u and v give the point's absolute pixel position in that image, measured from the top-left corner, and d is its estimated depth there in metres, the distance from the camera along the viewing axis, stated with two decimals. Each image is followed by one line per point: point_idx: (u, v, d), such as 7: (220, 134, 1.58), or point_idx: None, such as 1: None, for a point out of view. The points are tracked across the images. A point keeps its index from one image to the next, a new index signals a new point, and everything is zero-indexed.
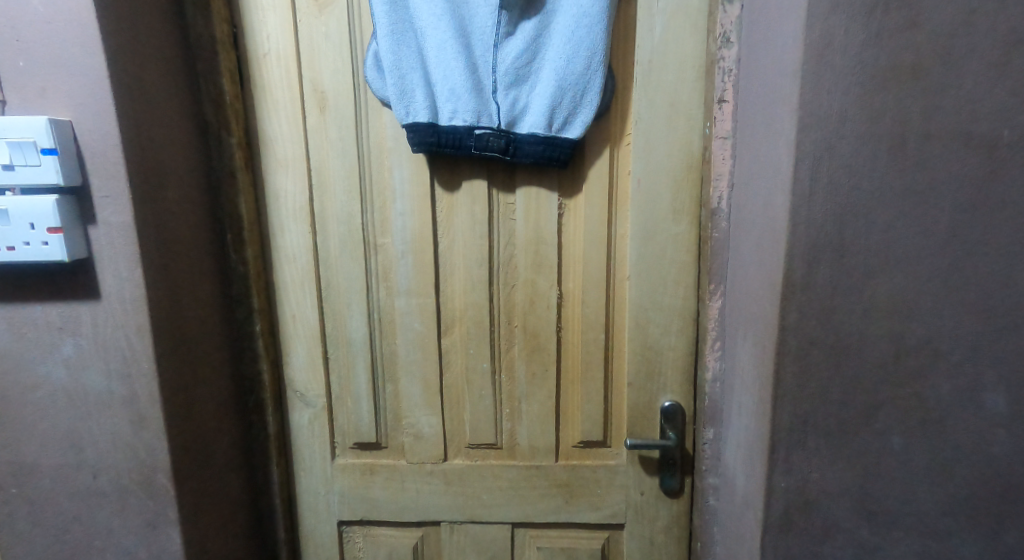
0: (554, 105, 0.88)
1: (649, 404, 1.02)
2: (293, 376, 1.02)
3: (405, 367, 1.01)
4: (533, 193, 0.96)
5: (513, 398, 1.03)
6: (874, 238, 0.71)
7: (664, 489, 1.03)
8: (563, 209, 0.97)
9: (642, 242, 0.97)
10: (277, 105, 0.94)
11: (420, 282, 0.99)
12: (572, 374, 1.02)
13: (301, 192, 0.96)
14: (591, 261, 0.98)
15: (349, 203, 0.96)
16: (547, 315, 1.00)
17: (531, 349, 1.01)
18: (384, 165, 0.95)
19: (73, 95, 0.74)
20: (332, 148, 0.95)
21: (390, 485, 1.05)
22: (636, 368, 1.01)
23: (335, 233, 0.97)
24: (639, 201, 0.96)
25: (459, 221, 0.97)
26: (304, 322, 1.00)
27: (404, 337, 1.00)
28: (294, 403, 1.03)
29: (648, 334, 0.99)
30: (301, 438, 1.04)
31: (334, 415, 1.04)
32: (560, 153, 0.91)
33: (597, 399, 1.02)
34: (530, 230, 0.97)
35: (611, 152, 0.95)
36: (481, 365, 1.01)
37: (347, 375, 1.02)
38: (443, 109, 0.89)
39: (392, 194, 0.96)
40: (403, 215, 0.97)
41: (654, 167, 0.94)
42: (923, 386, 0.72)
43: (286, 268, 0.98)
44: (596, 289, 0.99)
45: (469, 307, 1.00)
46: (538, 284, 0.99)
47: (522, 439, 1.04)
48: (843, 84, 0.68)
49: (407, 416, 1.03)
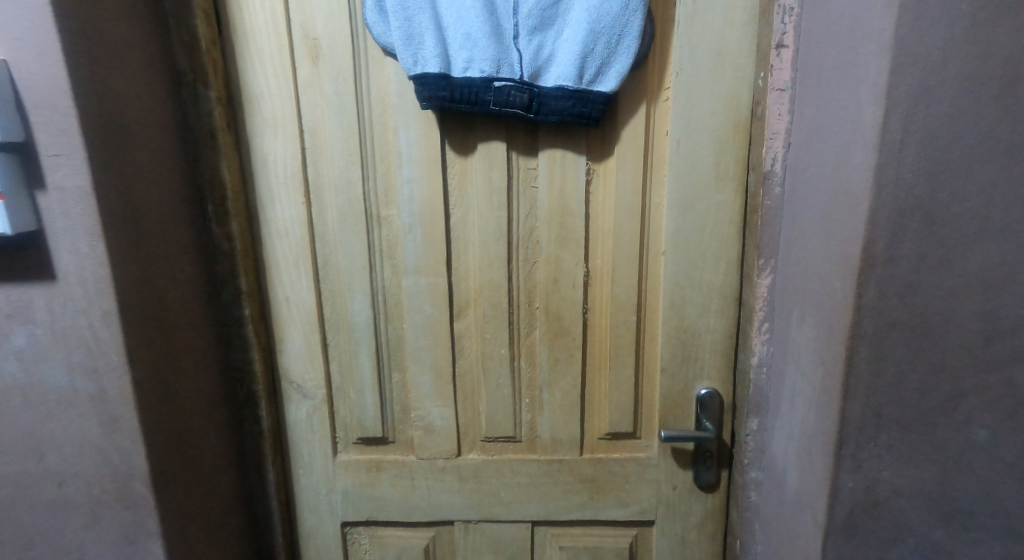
0: (586, 52, 0.76)
1: (684, 391, 0.93)
2: (288, 365, 0.91)
3: (415, 353, 0.92)
4: (557, 156, 0.85)
5: (534, 386, 0.94)
6: (972, 201, 0.60)
7: (698, 483, 0.95)
8: (591, 175, 0.86)
9: (679, 213, 0.86)
10: (262, 56, 0.81)
11: (430, 260, 0.88)
12: (599, 360, 0.93)
13: (293, 158, 0.84)
14: (624, 234, 0.87)
15: (348, 169, 0.84)
16: (572, 295, 0.89)
17: (555, 333, 0.91)
18: (388, 125, 0.83)
19: (8, 29, 0.62)
20: (328, 107, 0.82)
21: (398, 482, 0.96)
22: (670, 352, 0.91)
23: (333, 205, 0.86)
24: (678, 166, 0.84)
25: (474, 190, 0.86)
26: (300, 306, 0.89)
27: (413, 321, 0.91)
28: (290, 395, 0.92)
29: (684, 315, 0.90)
30: (298, 433, 0.94)
31: (335, 407, 0.94)
32: (592, 110, 0.79)
33: (627, 387, 0.93)
34: (555, 199, 0.86)
35: (648, 109, 0.83)
36: (498, 351, 0.92)
37: (349, 362, 0.92)
38: (457, 58, 0.77)
39: (397, 159, 0.84)
40: (411, 183, 0.85)
41: (696, 127, 0.83)
42: (1018, 372, 0.61)
43: (278, 244, 0.87)
44: (628, 267, 0.88)
45: (486, 287, 0.89)
46: (563, 261, 0.88)
47: (544, 431, 0.95)
48: (948, 14, 0.57)
49: (416, 407, 0.94)
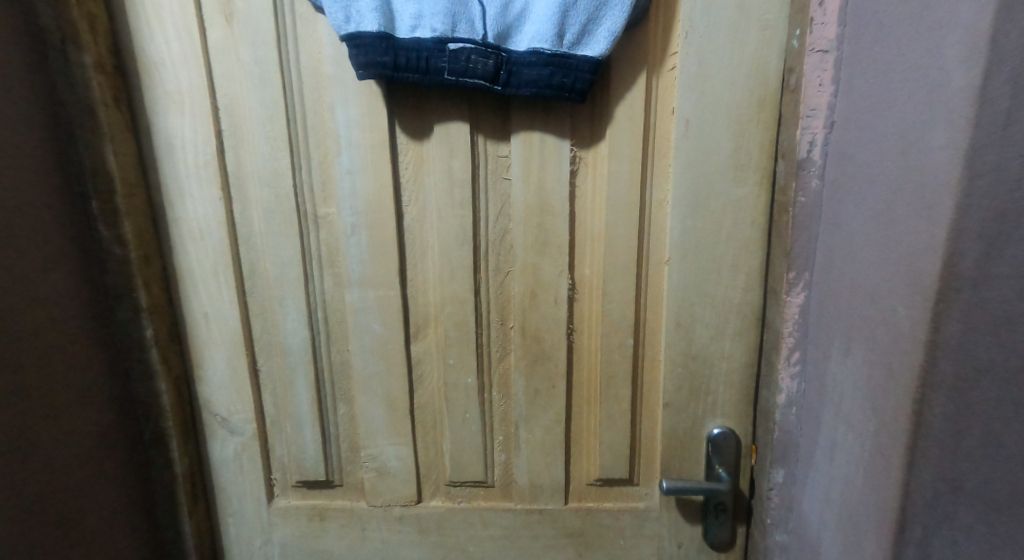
0: (567, 5, 0.59)
1: (693, 431, 0.75)
2: (208, 394, 0.75)
3: (363, 382, 0.75)
4: (534, 140, 0.68)
5: (509, 422, 0.77)
6: None
7: (709, 541, 0.77)
8: (577, 164, 0.69)
9: (687, 212, 0.68)
10: (160, 14, 0.65)
11: (379, 269, 0.71)
12: (588, 392, 0.76)
13: (205, 142, 0.68)
14: (618, 238, 0.70)
15: (273, 156, 0.68)
16: (553, 313, 0.73)
17: (533, 359, 0.74)
18: (322, 101, 0.67)
19: None
20: (246, 78, 0.66)
21: (346, 534, 0.80)
22: (676, 384, 0.74)
23: (258, 201, 0.70)
24: (686, 153, 0.67)
25: (432, 183, 0.69)
26: (221, 324, 0.73)
27: (359, 343, 0.74)
28: (214, 430, 0.77)
29: (693, 339, 0.72)
30: (224, 475, 0.78)
31: (269, 444, 0.78)
32: (575, 81, 0.62)
33: (623, 425, 0.76)
34: (531, 194, 0.69)
35: (648, 81, 0.66)
36: (464, 381, 0.75)
37: (284, 392, 0.76)
38: (403, 14, 0.60)
39: (335, 143, 0.68)
40: (352, 174, 0.68)
41: (710, 103, 0.65)
42: None
43: (191, 248, 0.71)
44: (622, 279, 0.71)
45: (447, 302, 0.73)
46: (542, 272, 0.71)
47: (521, 475, 0.79)
48: None
49: (367, 446, 0.78)
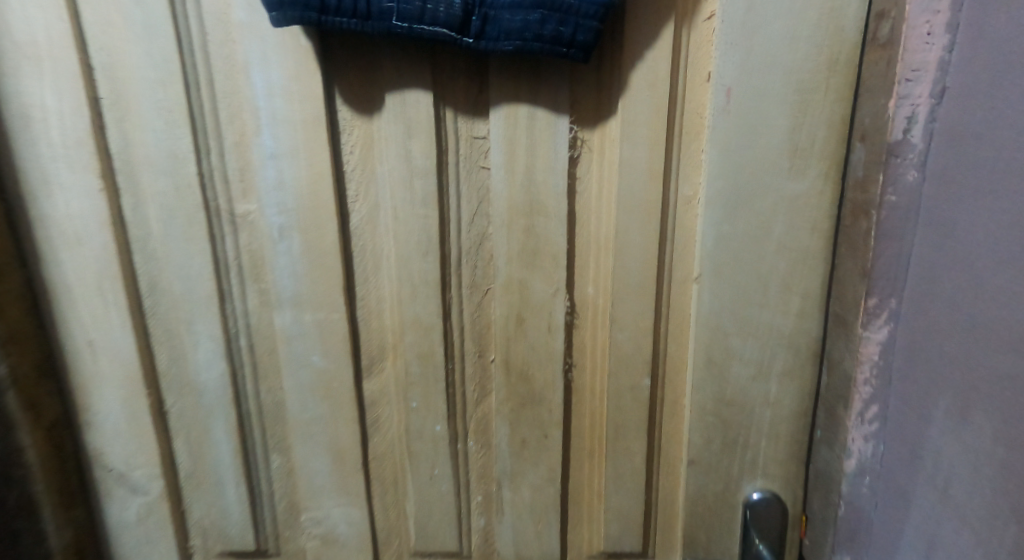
0: None
1: (727, 496, 0.58)
2: (99, 444, 0.59)
3: (301, 428, 0.58)
4: (521, 115, 0.50)
5: (489, 478, 0.60)
6: None
7: None
8: (578, 147, 0.52)
9: (728, 213, 0.51)
10: None
11: (316, 285, 0.54)
12: (590, 443, 0.59)
13: (76, 116, 0.50)
14: (632, 247, 0.52)
15: (166, 138, 0.51)
16: (546, 344, 0.55)
17: (519, 403, 0.57)
18: (233, 60, 0.49)
19: None
20: (126, 28, 0.48)
21: None
22: (706, 436, 0.56)
23: (152, 195, 0.52)
24: (728, 134, 0.49)
25: (385, 171, 0.52)
26: (112, 355, 0.56)
27: (295, 379, 0.57)
28: (110, 489, 0.60)
29: (731, 380, 0.55)
30: (127, 542, 0.62)
31: (184, 504, 0.61)
32: (576, 31, 0.44)
33: (635, 486, 0.59)
34: (518, 187, 0.52)
35: (676, 34, 0.48)
36: (431, 429, 0.58)
37: (200, 438, 0.59)
38: None
39: (252, 118, 0.50)
40: (276, 159, 0.51)
41: (764, 64, 0.47)
42: None
43: (67, 257, 0.54)
44: (637, 300, 0.54)
45: (408, 328, 0.55)
46: (533, 290, 0.54)
47: (504, 546, 0.62)
48: None
49: (308, 507, 0.61)
